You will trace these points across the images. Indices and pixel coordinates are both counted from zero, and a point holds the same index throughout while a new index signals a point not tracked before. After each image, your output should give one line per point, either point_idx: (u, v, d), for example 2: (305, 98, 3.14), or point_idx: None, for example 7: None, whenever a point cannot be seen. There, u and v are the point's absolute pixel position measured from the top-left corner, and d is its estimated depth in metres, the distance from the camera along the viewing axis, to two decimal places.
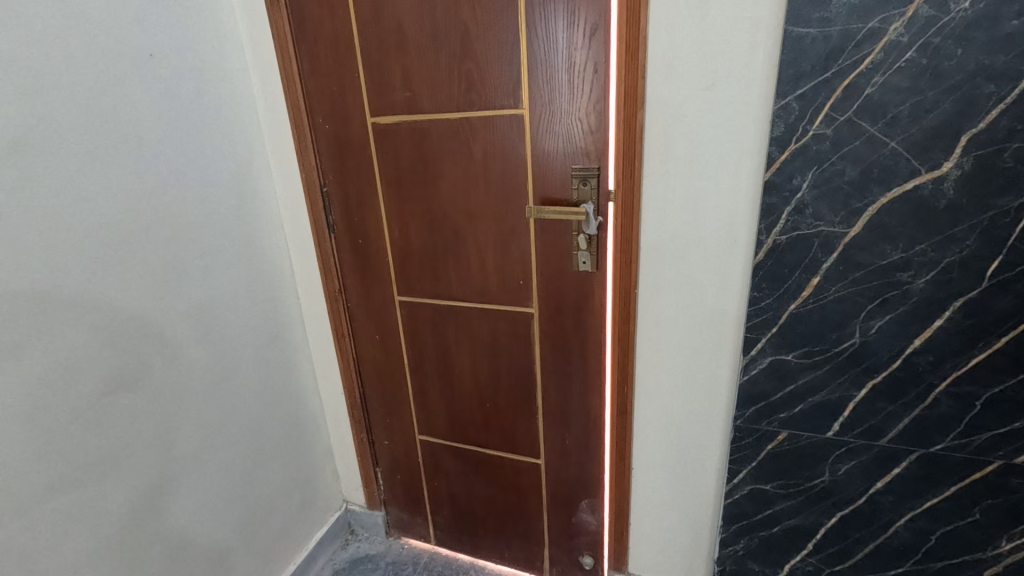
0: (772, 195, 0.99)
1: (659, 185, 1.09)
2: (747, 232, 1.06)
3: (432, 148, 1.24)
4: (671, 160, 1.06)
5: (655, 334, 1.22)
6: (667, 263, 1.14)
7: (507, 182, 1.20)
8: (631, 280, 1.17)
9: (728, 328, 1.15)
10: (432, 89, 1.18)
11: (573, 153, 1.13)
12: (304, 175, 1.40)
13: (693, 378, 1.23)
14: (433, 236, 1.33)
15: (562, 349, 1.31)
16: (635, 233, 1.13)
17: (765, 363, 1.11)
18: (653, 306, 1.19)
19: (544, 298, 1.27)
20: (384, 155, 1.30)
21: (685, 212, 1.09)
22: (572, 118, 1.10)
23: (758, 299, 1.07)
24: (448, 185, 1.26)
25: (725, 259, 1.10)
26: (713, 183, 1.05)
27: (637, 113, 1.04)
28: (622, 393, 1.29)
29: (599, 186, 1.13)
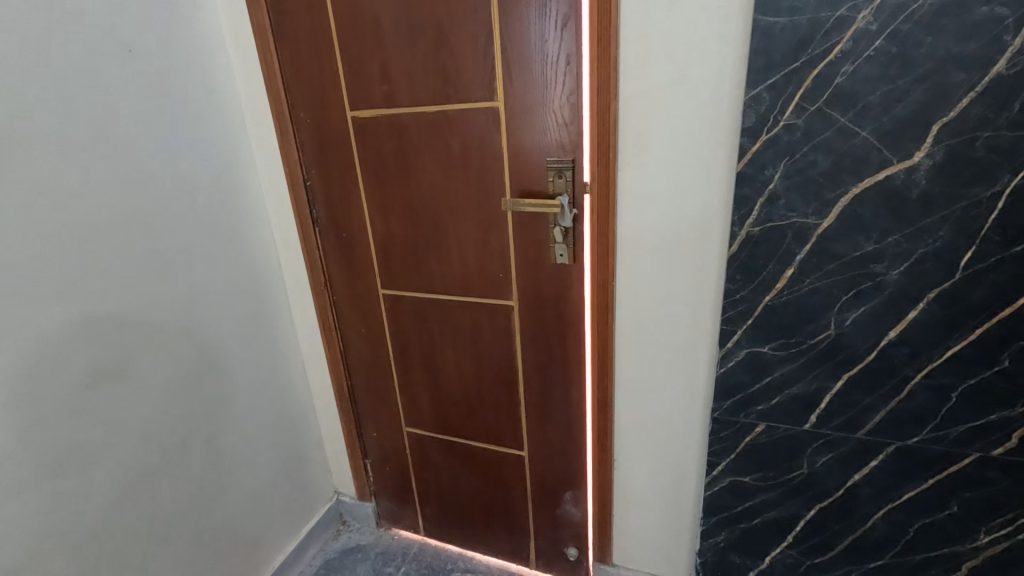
0: (745, 186, 0.98)
1: (633, 178, 1.09)
2: (722, 224, 1.06)
3: (410, 141, 1.24)
4: (645, 151, 1.06)
5: (634, 326, 1.22)
6: (643, 257, 1.15)
7: (484, 176, 1.20)
8: (607, 273, 1.17)
9: (705, 320, 1.15)
10: (409, 82, 1.19)
11: (548, 144, 1.13)
12: (288, 170, 1.41)
13: (672, 371, 1.23)
14: (415, 230, 1.33)
15: (542, 343, 1.32)
16: (610, 225, 1.13)
17: (741, 355, 1.11)
18: (630, 298, 1.19)
19: (523, 291, 1.28)
20: (364, 149, 1.30)
21: (660, 205, 1.09)
22: (546, 110, 1.10)
23: (733, 292, 1.07)
24: (426, 178, 1.26)
25: (701, 252, 1.10)
26: (687, 175, 1.05)
27: (608, 105, 1.04)
28: (602, 386, 1.29)
29: (574, 178, 1.13)
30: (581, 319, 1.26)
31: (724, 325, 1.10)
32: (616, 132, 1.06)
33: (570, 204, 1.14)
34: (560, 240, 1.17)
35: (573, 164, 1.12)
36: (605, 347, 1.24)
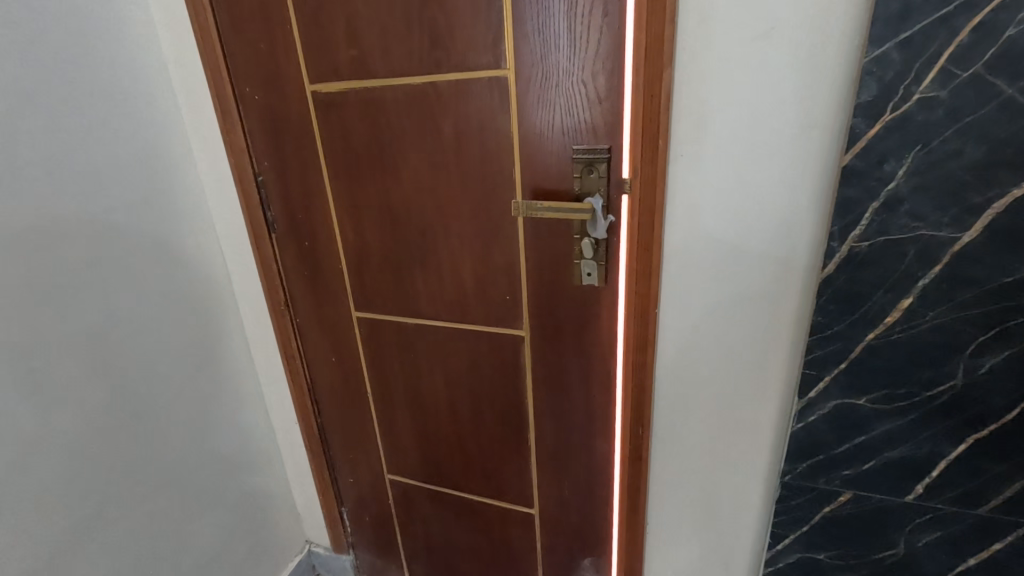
0: (853, 186, 0.71)
1: (691, 175, 0.81)
2: (811, 236, 0.79)
3: (389, 124, 0.95)
4: (708, 137, 0.78)
5: (680, 363, 0.95)
6: (701, 278, 0.87)
7: (488, 171, 0.91)
8: (649, 299, 0.89)
9: (777, 359, 0.88)
10: (384, 45, 0.89)
11: (574, 128, 0.84)
12: (233, 161, 1.10)
13: (728, 421, 0.96)
14: (396, 239, 1.04)
15: (561, 384, 1.04)
16: (656, 236, 0.85)
17: (828, 408, 0.85)
18: (679, 329, 0.92)
19: (536, 319, 0.99)
20: (330, 135, 1.00)
21: (728, 211, 0.81)
22: (572, 81, 0.81)
23: (824, 327, 0.80)
24: (410, 172, 0.97)
25: (781, 273, 0.82)
26: (768, 170, 0.77)
27: (660, 74, 0.75)
28: (637, 439, 1.02)
29: (609, 174, 0.85)
30: (613, 356, 0.98)
31: (807, 369, 0.83)
32: (669, 111, 0.78)
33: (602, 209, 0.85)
34: (590, 256, 0.88)
35: (609, 154, 0.84)
36: (643, 391, 0.97)
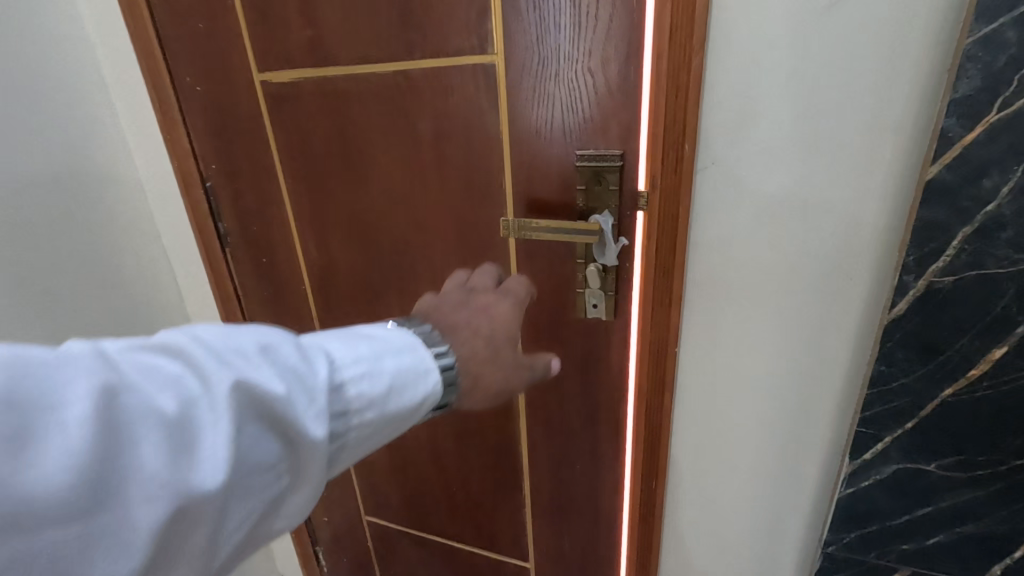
0: (940, 206, 0.55)
1: (725, 187, 0.65)
2: (873, 265, 0.63)
3: (353, 121, 0.78)
4: (747, 141, 0.62)
5: (703, 411, 0.79)
6: (732, 312, 0.71)
7: (473, 180, 0.75)
8: (668, 337, 0.73)
9: (824, 411, 0.73)
10: (345, 23, 0.72)
11: (579, 129, 0.67)
12: (175, 163, 0.93)
13: (759, 479, 0.81)
14: (366, 257, 0.88)
15: (561, 430, 0.88)
16: (679, 262, 0.69)
17: (886, 473, 0.69)
18: (703, 372, 0.76)
19: (530, 355, 0.83)
20: (284, 134, 0.83)
21: (770, 233, 0.65)
22: (577, 70, 0.65)
23: (888, 380, 0.64)
24: (380, 179, 0.80)
25: (834, 309, 0.67)
26: (824, 183, 0.61)
27: (691, 60, 0.59)
28: (650, 496, 0.86)
29: (621, 185, 0.68)
30: (623, 403, 0.81)
31: (863, 427, 0.68)
32: (700, 107, 0.62)
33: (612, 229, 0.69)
34: (597, 286, 0.72)
35: (622, 161, 0.67)
36: (658, 443, 0.81)
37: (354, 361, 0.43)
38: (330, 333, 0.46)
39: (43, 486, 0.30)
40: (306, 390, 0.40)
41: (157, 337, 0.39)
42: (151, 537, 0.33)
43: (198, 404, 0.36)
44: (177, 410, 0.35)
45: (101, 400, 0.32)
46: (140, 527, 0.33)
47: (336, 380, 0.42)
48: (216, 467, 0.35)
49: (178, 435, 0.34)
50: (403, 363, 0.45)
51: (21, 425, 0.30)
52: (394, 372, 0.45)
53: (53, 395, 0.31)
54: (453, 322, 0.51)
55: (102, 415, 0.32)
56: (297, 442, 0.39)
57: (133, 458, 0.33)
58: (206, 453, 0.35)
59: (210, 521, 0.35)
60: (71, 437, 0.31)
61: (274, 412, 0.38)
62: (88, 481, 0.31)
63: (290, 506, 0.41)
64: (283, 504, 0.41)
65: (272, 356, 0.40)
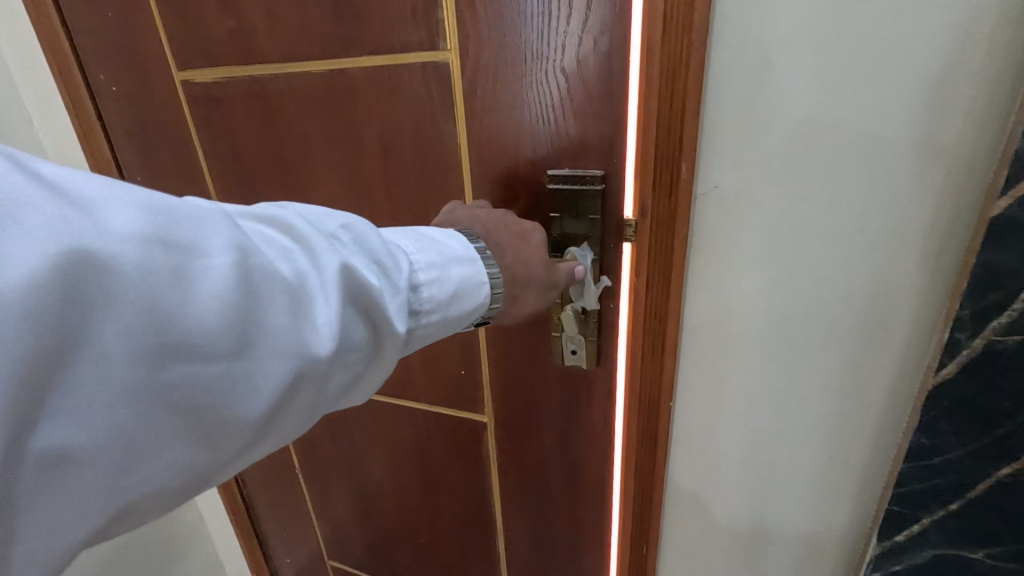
0: (1008, 248, 0.43)
1: (730, 216, 0.53)
2: (915, 313, 0.51)
3: (288, 129, 0.65)
4: (760, 160, 0.50)
5: (703, 473, 0.67)
6: (738, 362, 0.59)
7: (428, 202, 0.62)
8: (660, 390, 0.62)
9: (848, 481, 0.60)
10: (270, 12, 0.59)
11: (552, 142, 0.55)
12: (98, 174, 0.81)
13: (770, 553, 0.68)
14: None
15: (538, 486, 0.75)
16: (673, 302, 0.57)
17: (922, 559, 0.57)
18: (703, 428, 0.64)
19: (501, 403, 0.71)
20: (212, 142, 0.71)
21: (786, 272, 0.53)
22: (548, 69, 0.52)
23: (929, 453, 0.52)
24: (323, 196, 0.68)
25: (864, 367, 0.54)
26: (855, 215, 0.49)
27: (689, 58, 0.47)
28: (639, 564, 0.74)
29: (604, 211, 0.56)
30: (608, 461, 0.69)
31: (895, 505, 0.56)
32: (700, 118, 0.50)
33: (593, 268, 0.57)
34: (575, 332, 0.60)
35: (603, 184, 0.55)
36: (648, 507, 0.69)
37: (433, 261, 0.43)
38: (395, 228, 0.44)
39: (193, 327, 0.31)
40: (394, 285, 0.39)
41: (257, 211, 0.38)
42: (276, 388, 0.34)
43: (310, 276, 0.36)
44: (294, 278, 0.35)
45: (237, 257, 0.33)
46: (268, 378, 0.34)
47: (417, 278, 0.41)
48: (323, 337, 0.35)
49: (296, 306, 0.35)
50: (472, 276, 0.45)
51: (174, 266, 0.30)
52: (462, 288, 0.44)
53: (199, 243, 0.32)
54: (496, 236, 0.51)
55: (240, 270, 0.33)
56: (383, 328, 0.39)
57: (262, 315, 0.33)
58: (316, 323, 0.35)
59: (312, 389, 0.37)
60: (218, 283, 0.32)
61: (370, 299, 0.37)
62: (232, 327, 0.32)
63: (367, 386, 0.42)
64: (366, 382, 0.41)
65: (368, 242, 0.39)
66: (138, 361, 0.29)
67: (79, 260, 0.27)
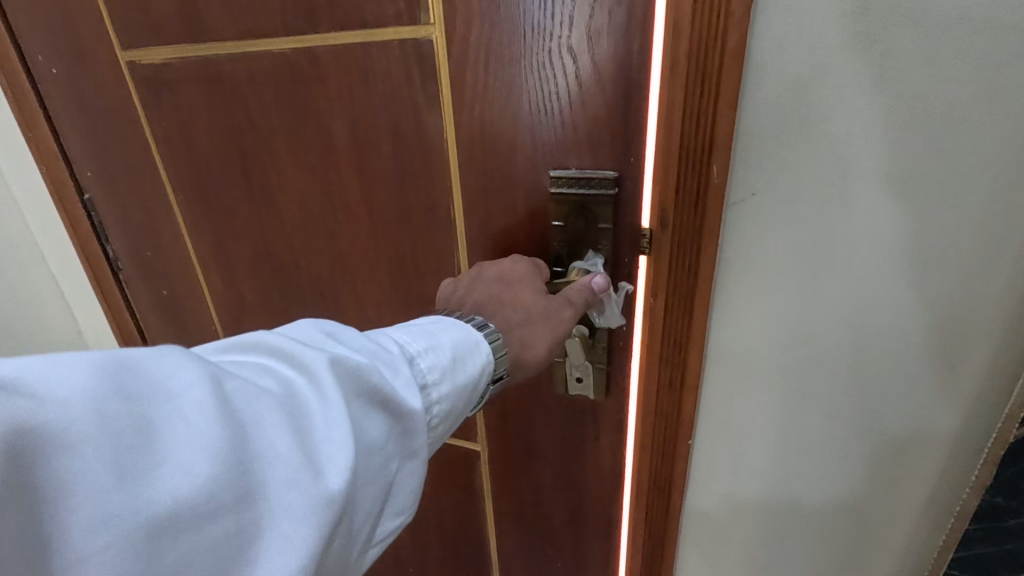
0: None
1: (771, 229, 0.44)
2: (994, 349, 0.42)
3: (248, 119, 0.56)
4: (808, 164, 0.40)
5: (728, 523, 0.58)
6: (773, 396, 0.50)
7: (410, 206, 0.53)
8: (679, 425, 0.53)
9: (898, 536, 0.52)
10: None
11: (555, 137, 0.46)
12: (43, 169, 0.72)
13: None
14: (284, 297, 0.67)
15: (536, 522, 0.68)
16: (699, 331, 0.48)
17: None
18: (727, 473, 0.56)
19: (496, 432, 0.63)
20: (166, 134, 0.62)
21: (836, 294, 0.44)
22: (551, 47, 0.43)
23: (1005, 515, 0.45)
24: (291, 198, 0.59)
25: (923, 407, 0.46)
26: (926, 230, 0.40)
27: (731, 34, 0.37)
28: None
29: (618, 218, 0.47)
30: (617, 501, 0.61)
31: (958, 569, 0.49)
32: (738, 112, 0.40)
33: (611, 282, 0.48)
34: (581, 359, 0.52)
35: (618, 187, 0.46)
36: (661, 550, 0.61)
37: (420, 334, 0.37)
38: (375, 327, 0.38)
39: (183, 477, 0.24)
40: (391, 367, 0.33)
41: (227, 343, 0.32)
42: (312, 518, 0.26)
43: (303, 381, 0.29)
44: (285, 391, 0.29)
45: (211, 387, 0.26)
46: (298, 511, 0.26)
47: (414, 351, 0.35)
48: (344, 443, 0.28)
49: (298, 425, 0.28)
50: (468, 335, 0.38)
51: (137, 413, 0.24)
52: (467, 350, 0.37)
53: (165, 375, 0.25)
54: (470, 298, 0.45)
55: (221, 393, 0.26)
56: (400, 416, 0.32)
57: (260, 436, 0.27)
58: (327, 430, 0.28)
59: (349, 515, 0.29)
60: (198, 418, 0.25)
61: (375, 383, 0.31)
62: (226, 467, 0.25)
63: (406, 496, 0.34)
64: (402, 490, 0.33)
65: (344, 336, 0.33)
66: (124, 544, 0.22)
67: (18, 437, 0.21)
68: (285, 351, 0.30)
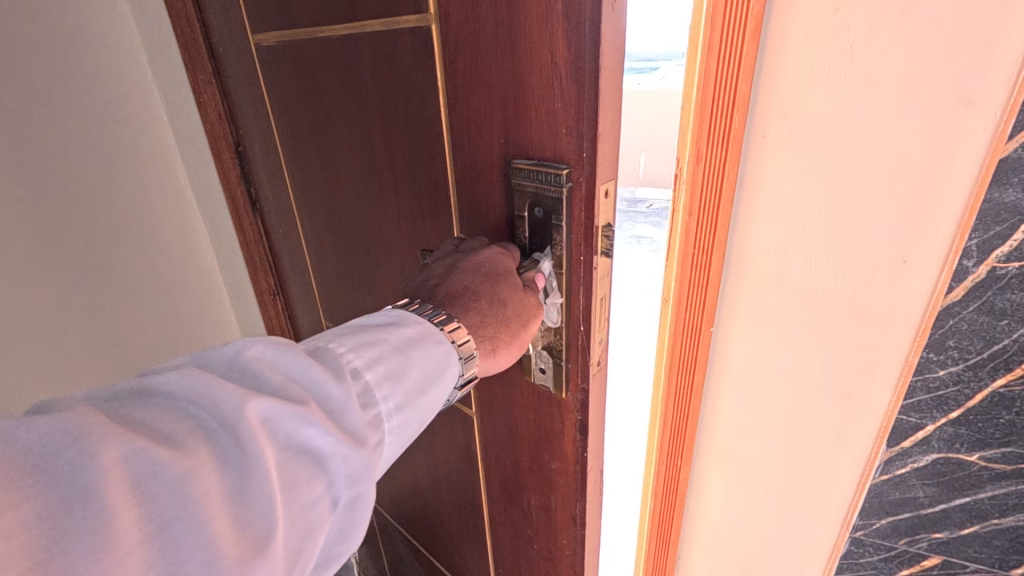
0: (1016, 185, 0.44)
1: (769, 148, 0.52)
2: (939, 234, 0.47)
3: (318, 93, 0.67)
4: (795, 79, 0.48)
5: (720, 417, 0.66)
6: (760, 295, 0.58)
7: (419, 180, 0.59)
8: (701, 321, 0.60)
9: (866, 430, 0.57)
10: None
11: (525, 129, 0.45)
12: (209, 132, 0.96)
13: (796, 516, 0.65)
14: (346, 249, 0.79)
15: (516, 499, 0.70)
16: (707, 234, 0.56)
17: (923, 462, 0.58)
18: (728, 371, 0.63)
19: (481, 401, 0.67)
20: (276, 102, 0.77)
21: (816, 199, 0.51)
22: (517, 39, 0.42)
23: (935, 366, 0.53)
24: (346, 165, 0.69)
25: (882, 303, 0.52)
26: (886, 162, 0.47)
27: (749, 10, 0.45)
28: (669, 520, 0.74)
29: (576, 222, 0.45)
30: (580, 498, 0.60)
31: (905, 416, 0.56)
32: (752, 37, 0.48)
33: (558, 279, 0.49)
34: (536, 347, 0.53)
35: (573, 181, 0.43)
36: (680, 458, 0.68)
37: (362, 354, 0.44)
38: (317, 340, 0.45)
39: (103, 548, 0.29)
40: (322, 404, 0.40)
41: (146, 387, 0.37)
42: (241, 561, 0.33)
43: (228, 431, 0.35)
44: (214, 442, 0.35)
45: (131, 463, 0.31)
46: (230, 553, 0.33)
47: (357, 368, 0.43)
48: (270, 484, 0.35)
49: (228, 474, 0.34)
50: (424, 346, 0.46)
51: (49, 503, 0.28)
52: (415, 370, 0.45)
53: (75, 453, 0.30)
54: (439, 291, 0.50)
55: (138, 467, 0.31)
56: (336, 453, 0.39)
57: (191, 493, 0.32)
58: (258, 473, 0.35)
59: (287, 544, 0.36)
60: (116, 496, 0.30)
61: (307, 420, 0.38)
62: (151, 532, 0.31)
63: (356, 517, 0.41)
64: (353, 510, 0.40)
65: (270, 374, 0.40)
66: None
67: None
68: (212, 403, 0.36)
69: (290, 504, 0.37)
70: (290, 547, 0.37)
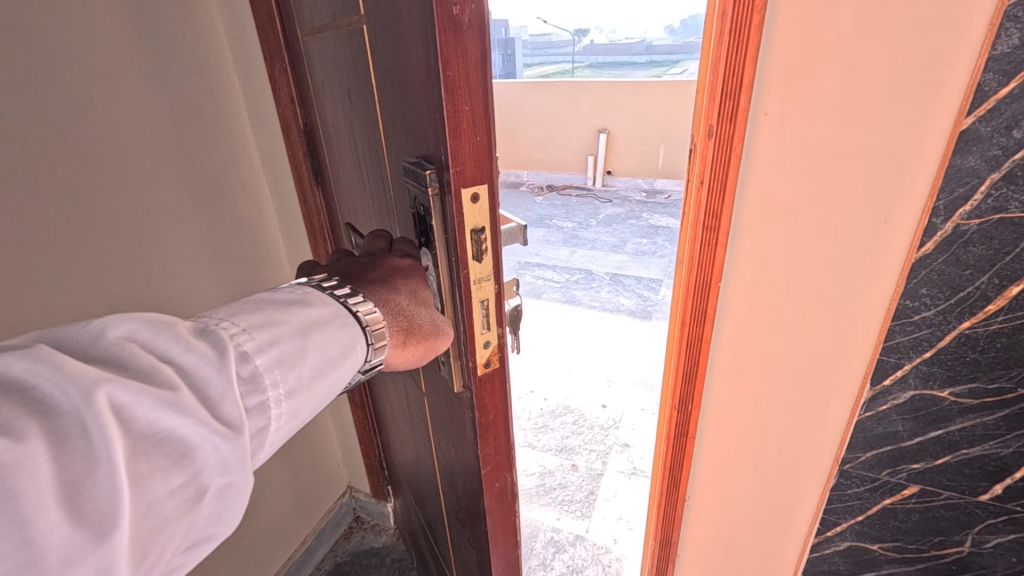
0: (975, 153, 0.48)
1: (768, 120, 0.54)
2: (919, 193, 0.51)
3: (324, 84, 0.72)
4: (792, 57, 0.51)
5: (726, 375, 0.70)
6: (761, 256, 0.61)
7: (373, 170, 0.62)
8: (710, 281, 0.64)
9: (855, 375, 0.62)
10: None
11: (413, 132, 0.47)
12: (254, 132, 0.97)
13: (792, 458, 0.70)
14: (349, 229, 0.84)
15: (452, 482, 0.70)
16: (715, 201, 0.59)
17: (902, 399, 0.60)
18: (734, 333, 0.67)
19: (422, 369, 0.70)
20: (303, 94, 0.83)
21: (813, 165, 0.54)
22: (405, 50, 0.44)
23: (911, 312, 0.56)
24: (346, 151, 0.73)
25: (868, 256, 0.56)
26: (866, 135, 0.51)
27: (754, 2, 0.49)
28: (678, 472, 0.78)
29: (445, 224, 0.47)
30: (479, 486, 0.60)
31: (884, 355, 0.59)
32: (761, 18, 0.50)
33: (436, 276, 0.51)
34: None
35: (439, 182, 0.45)
36: (691, 412, 0.73)
37: (257, 333, 0.39)
38: (207, 314, 0.40)
39: None
40: (198, 386, 0.35)
41: None
42: (71, 559, 0.27)
43: (69, 414, 0.29)
44: (47, 427, 0.29)
45: None
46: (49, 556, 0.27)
47: (249, 348, 0.38)
48: (119, 474, 0.30)
49: (62, 463, 0.28)
50: (326, 330, 0.43)
51: None
52: (313, 355, 0.42)
53: None
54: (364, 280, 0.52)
55: None
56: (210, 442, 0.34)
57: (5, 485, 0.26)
58: (101, 461, 0.29)
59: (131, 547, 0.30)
60: None
61: (173, 404, 0.33)
62: None
63: (229, 515, 0.36)
64: (223, 509, 0.35)
65: (137, 353, 0.34)
66: None
67: None
68: (45, 381, 0.30)
69: (139, 504, 0.31)
70: (138, 551, 0.31)
